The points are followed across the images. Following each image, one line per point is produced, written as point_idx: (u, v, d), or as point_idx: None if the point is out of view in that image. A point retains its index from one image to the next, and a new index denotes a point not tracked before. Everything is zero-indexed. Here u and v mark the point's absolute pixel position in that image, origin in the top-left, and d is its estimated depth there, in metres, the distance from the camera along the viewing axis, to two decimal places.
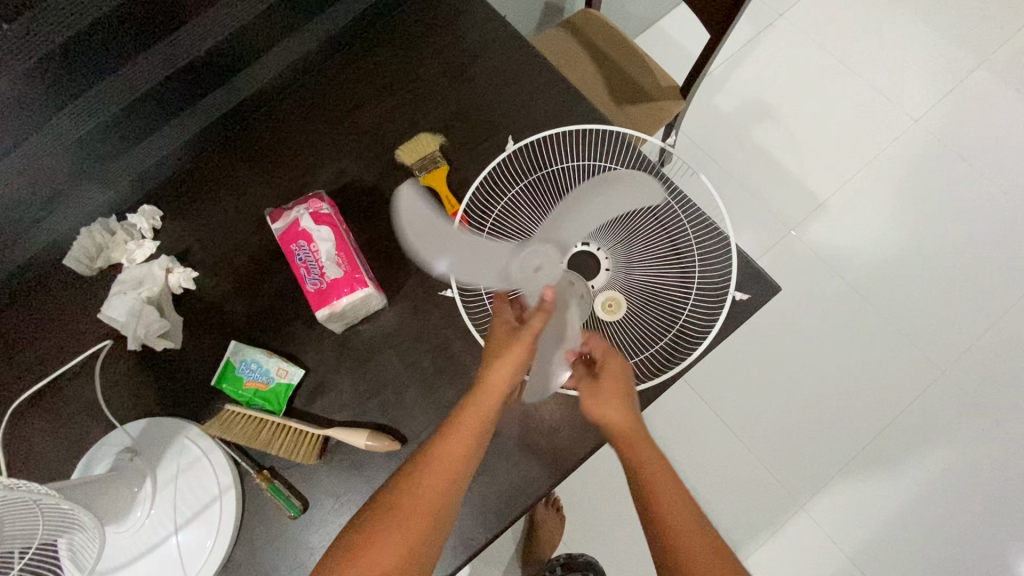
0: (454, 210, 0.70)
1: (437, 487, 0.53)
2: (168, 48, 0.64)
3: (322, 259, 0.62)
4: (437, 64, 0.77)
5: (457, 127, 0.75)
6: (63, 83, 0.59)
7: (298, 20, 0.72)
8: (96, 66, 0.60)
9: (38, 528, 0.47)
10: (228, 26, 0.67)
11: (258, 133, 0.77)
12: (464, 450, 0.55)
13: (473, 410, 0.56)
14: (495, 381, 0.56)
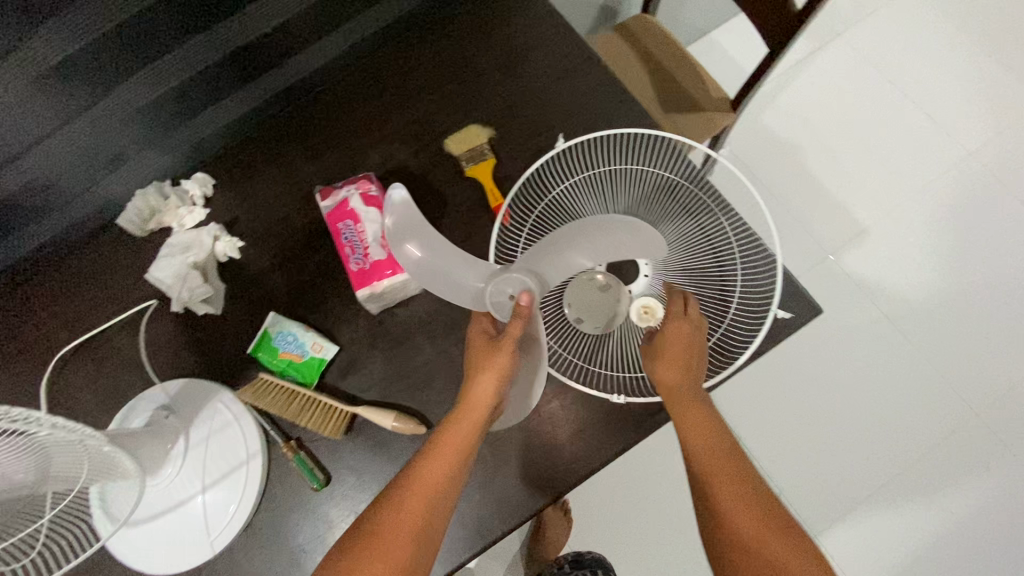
0: (498, 203, 0.71)
1: (420, 509, 0.53)
2: (234, 24, 0.66)
3: (367, 240, 0.63)
4: (492, 58, 0.78)
5: (507, 121, 0.75)
6: (134, 49, 0.61)
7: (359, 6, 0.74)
8: (166, 36, 0.62)
9: (85, 470, 0.48)
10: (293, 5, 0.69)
11: (311, 112, 0.78)
12: (447, 466, 0.55)
13: (454, 432, 0.56)
14: (475, 399, 0.57)
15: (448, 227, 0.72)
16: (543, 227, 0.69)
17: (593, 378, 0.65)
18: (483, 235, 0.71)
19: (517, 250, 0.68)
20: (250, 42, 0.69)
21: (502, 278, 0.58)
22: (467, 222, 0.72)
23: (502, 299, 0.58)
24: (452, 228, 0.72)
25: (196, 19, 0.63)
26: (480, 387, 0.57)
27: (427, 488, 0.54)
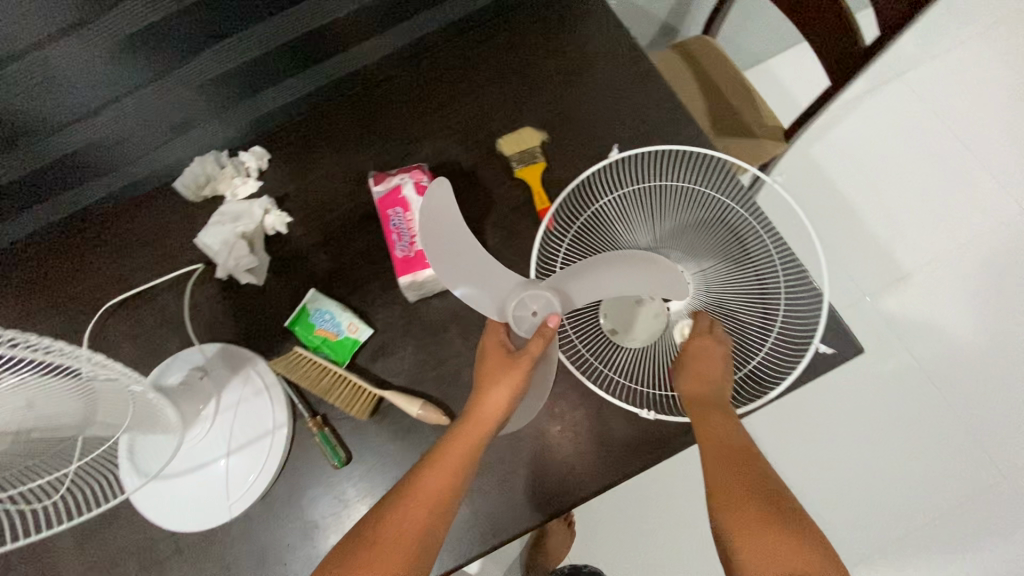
0: (544, 207, 0.71)
1: (424, 514, 0.54)
2: (309, 8, 0.68)
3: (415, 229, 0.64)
4: (552, 64, 0.78)
5: (560, 126, 0.75)
6: (214, 22, 0.63)
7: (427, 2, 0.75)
8: (244, 13, 0.64)
9: (127, 417, 0.50)
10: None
11: (369, 99, 0.79)
12: (455, 473, 0.56)
13: (459, 443, 0.57)
14: (484, 410, 0.58)
15: (492, 225, 0.72)
16: (587, 236, 0.69)
17: (623, 392, 0.64)
18: (526, 236, 0.72)
19: (559, 257, 0.68)
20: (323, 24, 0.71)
21: (528, 294, 0.59)
22: (510, 222, 0.72)
23: (526, 314, 0.59)
24: (494, 226, 0.72)
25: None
26: (490, 398, 0.58)
27: (429, 497, 0.55)
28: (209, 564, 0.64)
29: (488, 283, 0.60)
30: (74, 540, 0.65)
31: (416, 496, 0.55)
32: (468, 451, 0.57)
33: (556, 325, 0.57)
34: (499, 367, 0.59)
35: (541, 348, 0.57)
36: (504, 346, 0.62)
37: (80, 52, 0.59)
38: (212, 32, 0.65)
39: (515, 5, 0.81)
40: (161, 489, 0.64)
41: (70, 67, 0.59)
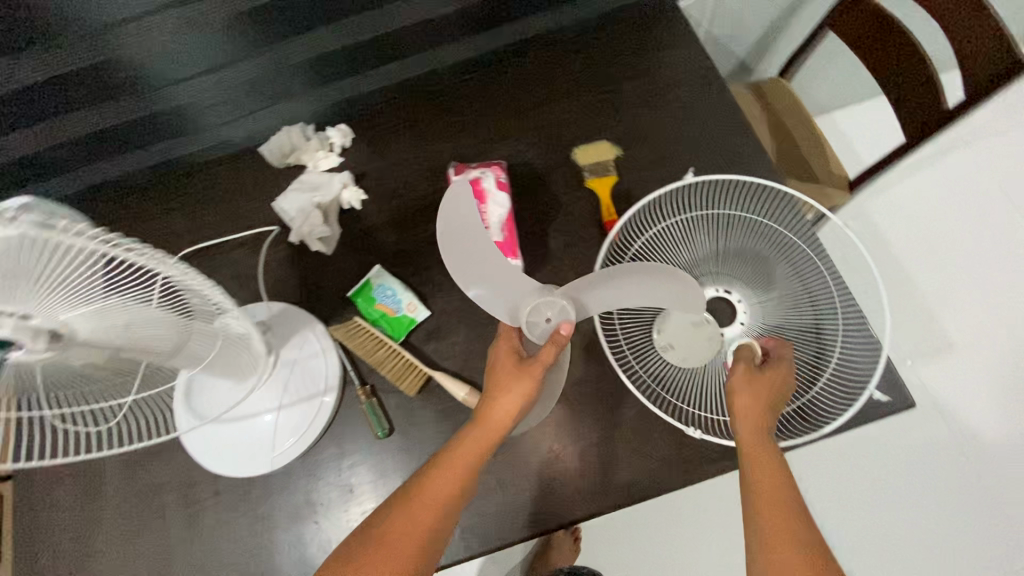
0: (610, 219, 0.72)
1: (428, 521, 0.52)
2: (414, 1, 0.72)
3: (489, 221, 0.66)
4: (634, 83, 0.80)
5: (636, 144, 0.77)
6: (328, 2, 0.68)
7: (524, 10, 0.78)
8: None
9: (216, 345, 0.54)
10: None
11: (452, 94, 0.82)
12: (459, 479, 0.55)
13: (463, 452, 0.56)
14: (490, 418, 0.57)
15: (556, 229, 0.74)
16: (650, 252, 0.69)
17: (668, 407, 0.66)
18: (589, 245, 0.73)
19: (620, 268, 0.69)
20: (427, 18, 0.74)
21: (543, 299, 0.58)
22: (575, 228, 0.73)
23: (539, 321, 0.59)
24: (559, 230, 0.74)
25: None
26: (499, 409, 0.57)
27: (431, 507, 0.53)
28: (243, 512, 0.66)
29: (504, 285, 0.59)
30: (120, 469, 0.69)
31: (419, 502, 0.53)
32: (472, 460, 0.55)
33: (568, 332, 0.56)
34: (509, 379, 0.58)
35: (552, 356, 0.57)
36: (515, 353, 0.61)
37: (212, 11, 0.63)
38: (327, 10, 0.69)
39: (605, 22, 0.83)
40: (208, 433, 0.66)
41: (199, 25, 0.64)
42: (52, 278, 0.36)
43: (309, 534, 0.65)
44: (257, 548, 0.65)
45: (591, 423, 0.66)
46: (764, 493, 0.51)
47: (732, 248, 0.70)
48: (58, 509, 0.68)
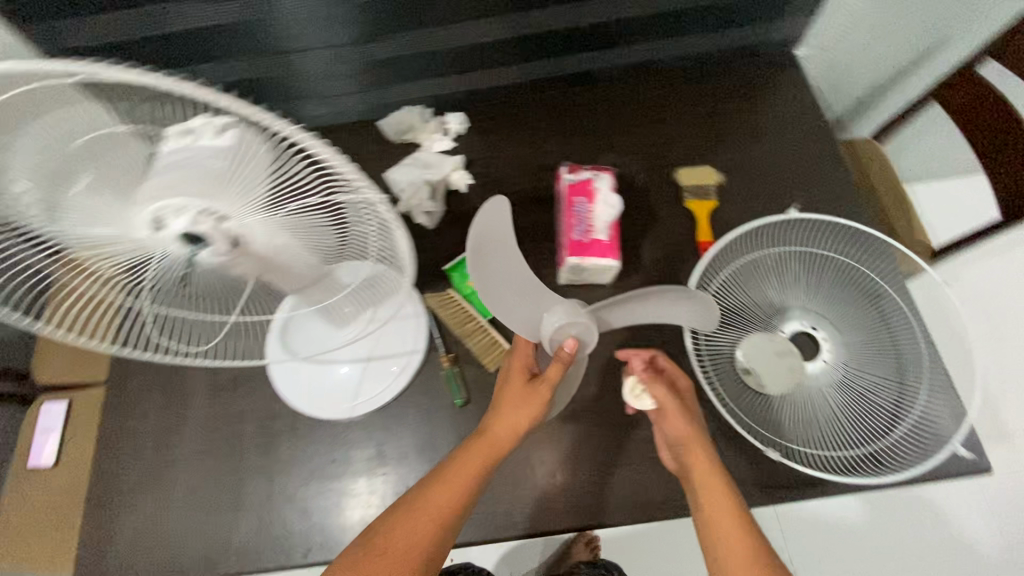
0: (704, 240, 0.75)
1: (428, 532, 0.52)
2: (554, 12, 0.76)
3: (595, 220, 0.68)
4: (742, 118, 0.83)
5: (737, 175, 0.79)
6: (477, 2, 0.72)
7: (650, 35, 0.82)
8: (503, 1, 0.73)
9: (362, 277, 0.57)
10: (614, 14, 0.77)
11: (565, 102, 0.86)
12: (460, 491, 0.54)
13: (461, 468, 0.56)
14: (494, 436, 0.57)
15: (650, 241, 0.77)
16: (742, 278, 0.71)
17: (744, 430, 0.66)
18: (680, 261, 0.76)
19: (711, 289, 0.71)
20: (563, 29, 0.79)
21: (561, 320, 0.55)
22: (668, 245, 0.76)
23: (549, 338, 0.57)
24: (652, 244, 0.76)
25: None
26: (498, 428, 0.58)
27: (427, 521, 0.53)
28: (313, 451, 0.69)
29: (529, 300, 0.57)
30: (207, 390, 0.73)
31: (414, 518, 0.53)
32: (469, 476, 0.55)
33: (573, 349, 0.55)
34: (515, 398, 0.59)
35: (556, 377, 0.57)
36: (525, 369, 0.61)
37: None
38: (474, 8, 0.74)
39: (721, 58, 0.87)
40: (291, 364, 0.71)
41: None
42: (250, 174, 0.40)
43: (372, 483, 0.68)
44: (321, 487, 0.68)
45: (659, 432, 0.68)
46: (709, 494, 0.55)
47: (823, 286, 0.71)
48: (144, 416, 0.73)
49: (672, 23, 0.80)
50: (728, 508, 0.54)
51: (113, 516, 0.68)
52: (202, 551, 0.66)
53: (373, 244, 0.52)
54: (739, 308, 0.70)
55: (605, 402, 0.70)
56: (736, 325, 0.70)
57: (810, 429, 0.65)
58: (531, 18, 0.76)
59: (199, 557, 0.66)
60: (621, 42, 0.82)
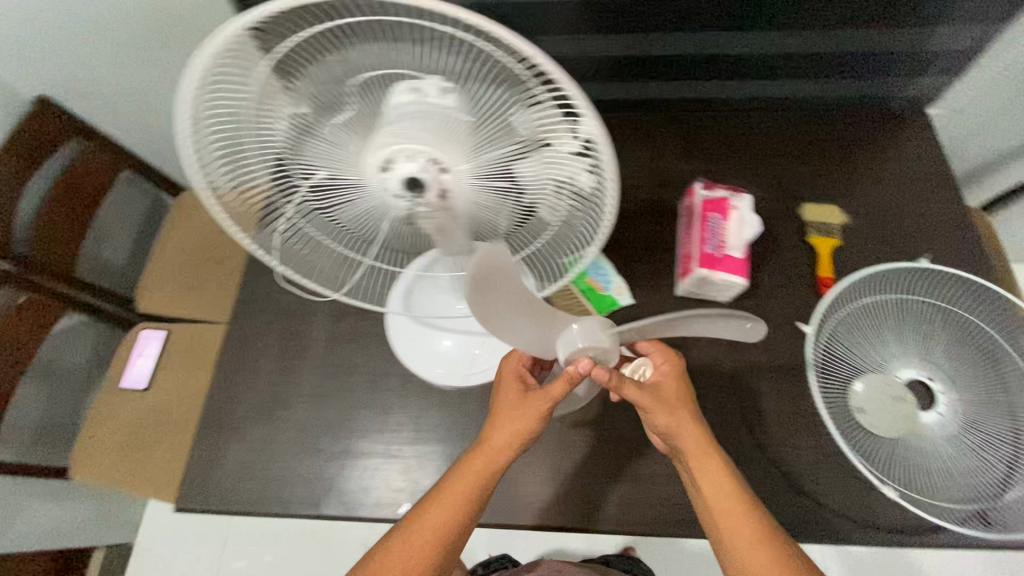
0: (824, 275, 0.76)
1: (426, 549, 0.52)
2: (705, 38, 0.77)
3: (727, 236, 0.70)
4: (871, 164, 0.83)
5: (861, 217, 0.80)
6: (637, 19, 0.74)
7: (794, 72, 0.82)
8: (662, 20, 0.74)
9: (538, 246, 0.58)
10: (768, 49, 0.78)
11: (693, 124, 0.87)
12: (455, 507, 0.53)
13: (452, 487, 0.54)
14: (488, 446, 0.56)
15: (768, 268, 0.78)
16: (863, 319, 0.72)
17: (849, 467, 0.67)
18: (796, 291, 0.76)
19: (832, 323, 0.72)
20: (715, 56, 0.80)
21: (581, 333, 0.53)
22: (785, 275, 0.77)
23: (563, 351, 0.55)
24: (769, 271, 0.78)
25: (713, 21, 0.74)
26: (492, 438, 0.56)
27: (421, 547, 0.52)
28: (421, 413, 0.72)
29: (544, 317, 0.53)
30: (325, 339, 0.76)
31: (407, 545, 0.52)
32: (464, 496, 0.54)
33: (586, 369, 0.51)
34: (514, 406, 0.57)
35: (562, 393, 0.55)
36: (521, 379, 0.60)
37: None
38: (630, 25, 0.75)
39: (857, 103, 0.86)
40: (401, 325, 0.74)
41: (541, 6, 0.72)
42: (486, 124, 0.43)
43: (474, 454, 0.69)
44: (425, 449, 0.70)
45: (762, 456, 0.68)
46: (709, 477, 0.55)
47: (945, 339, 0.71)
48: (262, 353, 0.76)
49: (818, 63, 0.80)
50: (734, 496, 0.54)
51: (223, 442, 0.71)
52: (305, 489, 0.68)
53: (573, 215, 0.52)
54: (859, 345, 0.71)
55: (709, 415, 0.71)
56: (853, 364, 0.70)
57: (917, 476, 0.65)
58: (689, 42, 0.77)
59: (302, 495, 0.68)
60: (763, 74, 0.82)
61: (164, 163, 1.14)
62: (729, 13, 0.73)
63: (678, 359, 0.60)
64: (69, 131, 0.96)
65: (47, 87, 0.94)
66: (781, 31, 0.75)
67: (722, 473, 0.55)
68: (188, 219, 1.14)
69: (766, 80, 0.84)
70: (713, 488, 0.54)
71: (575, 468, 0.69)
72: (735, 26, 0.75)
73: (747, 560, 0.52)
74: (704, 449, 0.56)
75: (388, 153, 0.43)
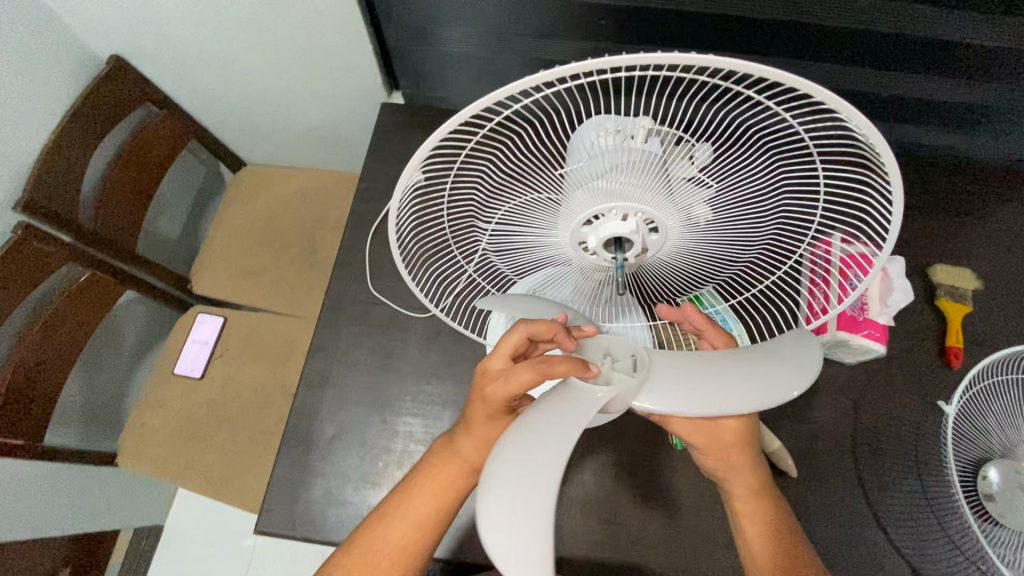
0: (953, 343, 0.71)
1: (404, 532, 0.50)
2: (863, 75, 0.67)
3: (871, 298, 0.63)
4: (1007, 227, 0.77)
5: (992, 285, 0.75)
6: (794, 46, 0.64)
7: (942, 122, 0.73)
8: (822, 51, 0.64)
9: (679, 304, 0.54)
10: (922, 93, 0.68)
11: None
12: (447, 490, 0.51)
13: (403, 517, 0.50)
14: (465, 455, 0.52)
15: (895, 330, 0.73)
16: (1004, 399, 0.65)
17: (972, 558, 0.63)
18: (922, 358, 0.72)
19: (963, 399, 0.66)
20: (859, 92, 0.69)
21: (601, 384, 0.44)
22: (912, 340, 0.72)
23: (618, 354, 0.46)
24: (895, 335, 0.73)
25: (870, 53, 0.63)
26: (465, 447, 0.52)
27: (407, 533, 0.50)
28: None
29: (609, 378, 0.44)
30: (419, 361, 0.71)
31: (388, 527, 0.50)
32: (427, 514, 0.51)
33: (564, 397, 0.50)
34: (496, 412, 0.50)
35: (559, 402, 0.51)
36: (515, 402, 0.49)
37: (699, 10, 0.60)
38: (787, 49, 0.64)
39: (993, 162, 0.79)
40: None
41: (689, 29, 0.63)
42: (741, 200, 0.39)
43: (578, 505, 0.64)
44: None
45: (880, 532, 0.65)
46: (756, 518, 0.53)
47: None
48: (351, 369, 0.71)
49: (971, 118, 0.72)
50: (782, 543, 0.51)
51: (310, 464, 0.67)
52: None
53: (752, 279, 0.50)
54: (998, 428, 0.65)
55: (828, 484, 0.67)
56: (995, 443, 0.64)
57: None
58: (840, 78, 0.68)
59: None
60: (908, 121, 0.74)
61: (224, 137, 1.07)
62: (897, 49, 0.62)
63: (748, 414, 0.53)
64: (141, 98, 0.90)
65: (112, 50, 0.86)
66: (945, 74, 0.65)
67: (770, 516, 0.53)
68: (250, 197, 1.07)
69: (904, 125, 0.75)
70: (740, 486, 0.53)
71: (689, 530, 0.63)
72: (902, 64, 0.64)
73: None
74: (761, 500, 0.53)
75: (604, 207, 0.39)
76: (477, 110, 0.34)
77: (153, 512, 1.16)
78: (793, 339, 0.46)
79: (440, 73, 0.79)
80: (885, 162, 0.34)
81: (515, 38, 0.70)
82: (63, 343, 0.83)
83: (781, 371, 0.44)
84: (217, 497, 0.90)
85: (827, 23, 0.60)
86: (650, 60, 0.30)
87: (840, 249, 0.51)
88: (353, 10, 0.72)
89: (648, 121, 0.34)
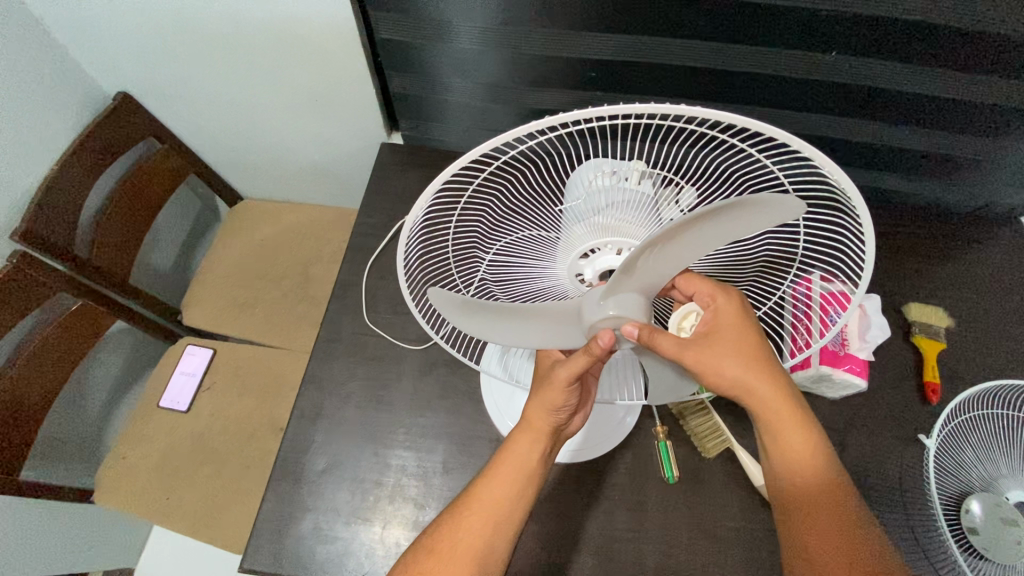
0: (930, 380, 0.73)
1: (484, 519, 0.51)
2: (832, 124, 0.72)
3: (849, 335, 0.66)
4: (975, 271, 0.81)
5: (963, 325, 0.79)
6: (767, 95, 0.69)
7: (906, 169, 0.78)
8: (794, 99, 0.69)
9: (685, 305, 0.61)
10: (888, 141, 0.73)
11: None
12: (523, 461, 0.52)
13: (484, 489, 0.52)
14: (534, 421, 0.53)
15: (877, 368, 0.75)
16: (982, 433, 0.68)
17: None
18: (904, 395, 0.74)
19: (945, 432, 0.69)
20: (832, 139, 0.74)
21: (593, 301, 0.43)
22: (892, 377, 0.75)
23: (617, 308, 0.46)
24: (876, 371, 0.75)
25: (838, 104, 0.68)
26: (532, 414, 0.53)
27: (490, 505, 0.51)
28: None
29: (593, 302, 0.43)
30: (414, 394, 0.71)
31: (475, 505, 0.51)
32: (509, 484, 0.52)
33: (604, 345, 0.42)
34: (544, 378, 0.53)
35: (586, 367, 0.47)
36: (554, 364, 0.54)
37: (681, 63, 0.65)
38: (763, 100, 0.70)
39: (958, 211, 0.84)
40: (497, 392, 0.69)
41: (673, 79, 0.68)
42: None
43: (571, 540, 0.64)
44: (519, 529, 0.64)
45: None
46: (784, 448, 0.50)
47: None
48: (346, 402, 0.71)
49: (936, 166, 0.76)
50: (813, 468, 0.49)
51: (300, 499, 0.65)
52: (389, 562, 0.62)
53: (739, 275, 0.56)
54: (979, 461, 0.66)
55: None
56: (975, 477, 0.66)
57: None
58: (816, 125, 0.72)
59: (384, 570, 0.62)
60: (874, 166, 0.79)
61: (224, 170, 1.09)
62: (864, 100, 0.67)
63: (734, 305, 0.49)
64: (143, 132, 0.92)
65: (119, 85, 0.89)
66: (908, 123, 0.70)
67: (800, 441, 0.50)
68: (246, 229, 1.08)
69: (875, 172, 0.80)
70: (762, 406, 0.50)
71: (683, 566, 0.63)
72: (869, 113, 0.69)
73: (809, 537, 0.47)
74: (786, 415, 0.50)
75: (599, 242, 0.42)
76: (482, 150, 0.37)
77: (125, 551, 1.10)
78: (776, 208, 0.35)
79: (437, 117, 0.82)
80: (849, 195, 0.36)
81: (511, 89, 0.74)
82: (49, 372, 0.82)
83: (753, 216, 0.35)
84: (198, 537, 0.87)
85: (796, 75, 0.65)
86: (644, 108, 0.34)
87: (820, 287, 0.56)
88: (359, 54, 0.76)
89: (640, 164, 0.37)
